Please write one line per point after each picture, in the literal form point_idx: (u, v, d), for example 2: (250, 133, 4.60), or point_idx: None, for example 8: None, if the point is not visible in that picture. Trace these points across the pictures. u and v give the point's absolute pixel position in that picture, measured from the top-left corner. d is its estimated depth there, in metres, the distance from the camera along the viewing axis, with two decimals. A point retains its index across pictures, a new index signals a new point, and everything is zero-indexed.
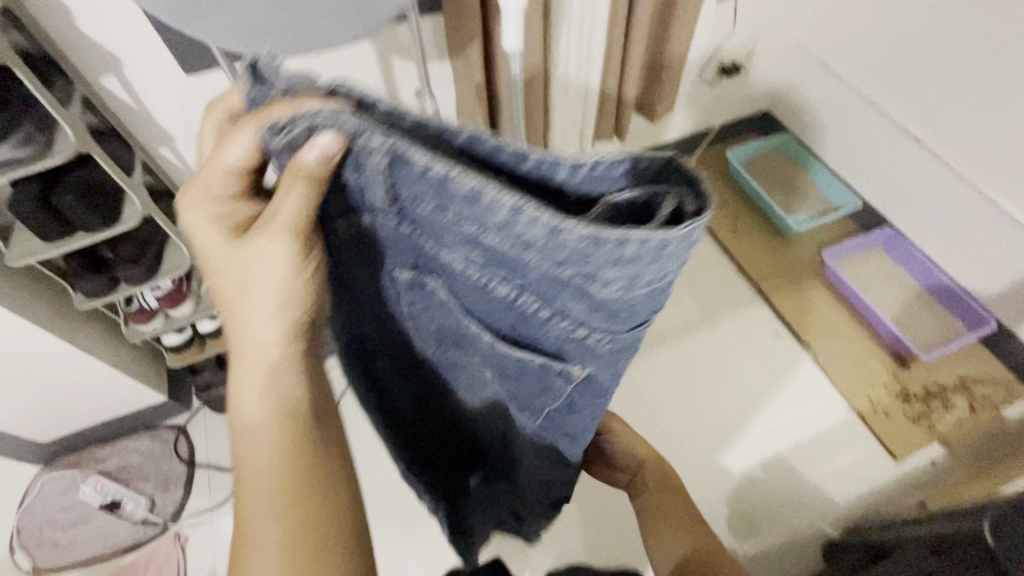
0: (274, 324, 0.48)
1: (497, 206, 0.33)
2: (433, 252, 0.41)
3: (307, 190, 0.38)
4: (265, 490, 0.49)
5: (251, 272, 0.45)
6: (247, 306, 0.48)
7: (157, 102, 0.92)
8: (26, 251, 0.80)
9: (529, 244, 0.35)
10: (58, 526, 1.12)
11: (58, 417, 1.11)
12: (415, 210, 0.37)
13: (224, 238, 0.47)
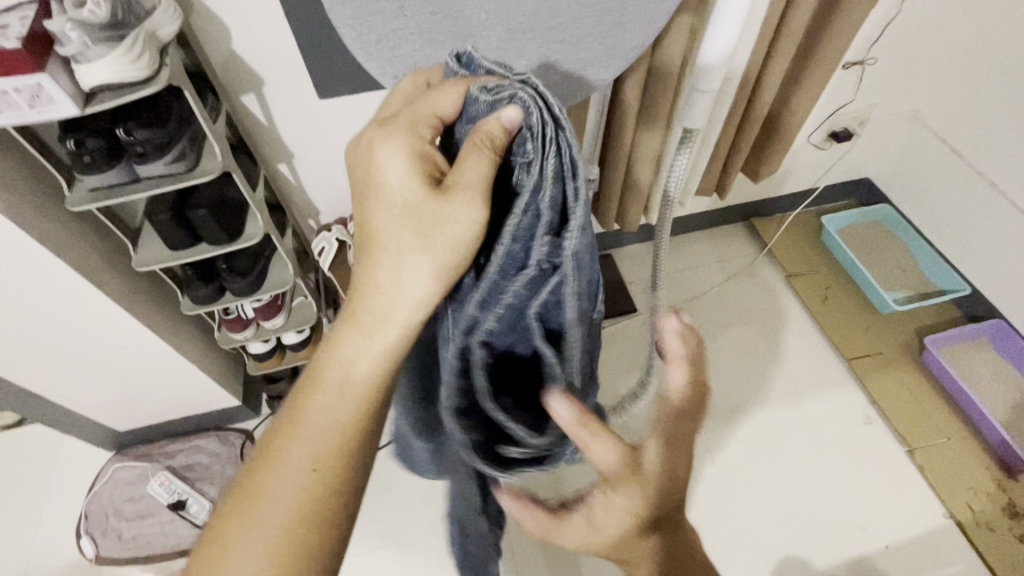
0: (429, 280, 0.45)
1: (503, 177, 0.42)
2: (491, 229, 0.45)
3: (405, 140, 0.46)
4: (304, 461, 0.46)
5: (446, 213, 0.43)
6: (413, 253, 0.46)
7: (288, 122, 0.93)
8: (152, 256, 0.81)
9: None
10: (124, 516, 1.10)
11: (140, 410, 1.12)
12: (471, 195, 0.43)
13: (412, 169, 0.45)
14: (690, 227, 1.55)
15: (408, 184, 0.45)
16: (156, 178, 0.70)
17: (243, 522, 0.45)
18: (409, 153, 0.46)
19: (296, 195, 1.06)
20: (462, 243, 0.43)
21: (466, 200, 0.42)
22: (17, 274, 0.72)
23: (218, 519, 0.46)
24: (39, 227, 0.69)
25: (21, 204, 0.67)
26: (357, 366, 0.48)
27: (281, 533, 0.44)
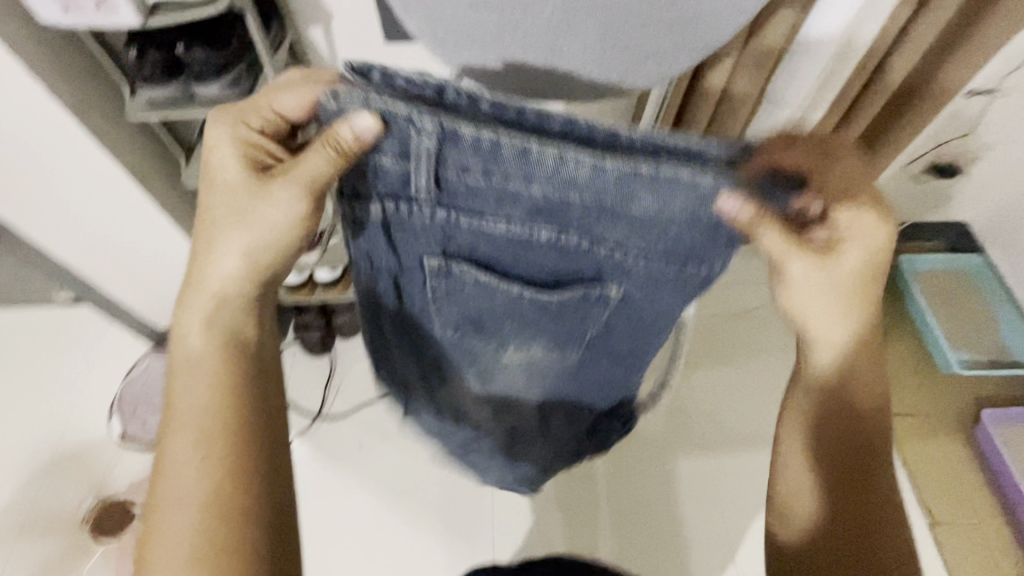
0: (237, 258, 0.53)
1: (509, 150, 0.43)
2: (496, 199, 0.48)
3: (327, 159, 0.45)
4: (192, 424, 0.50)
5: (247, 203, 0.51)
6: (219, 236, 0.52)
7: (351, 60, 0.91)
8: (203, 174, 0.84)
9: (528, 174, 0.45)
10: (151, 404, 1.18)
11: (177, 312, 1.18)
12: (453, 169, 0.45)
13: (241, 170, 0.51)
14: None
15: (235, 178, 0.51)
16: (212, 101, 0.70)
17: (155, 508, 0.49)
18: (273, 118, 0.52)
19: None
20: (284, 222, 0.52)
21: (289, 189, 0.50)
22: (75, 169, 0.76)
23: (144, 514, 0.49)
24: (102, 128, 0.73)
25: (89, 103, 0.71)
26: (192, 336, 0.53)
27: (197, 502, 0.48)
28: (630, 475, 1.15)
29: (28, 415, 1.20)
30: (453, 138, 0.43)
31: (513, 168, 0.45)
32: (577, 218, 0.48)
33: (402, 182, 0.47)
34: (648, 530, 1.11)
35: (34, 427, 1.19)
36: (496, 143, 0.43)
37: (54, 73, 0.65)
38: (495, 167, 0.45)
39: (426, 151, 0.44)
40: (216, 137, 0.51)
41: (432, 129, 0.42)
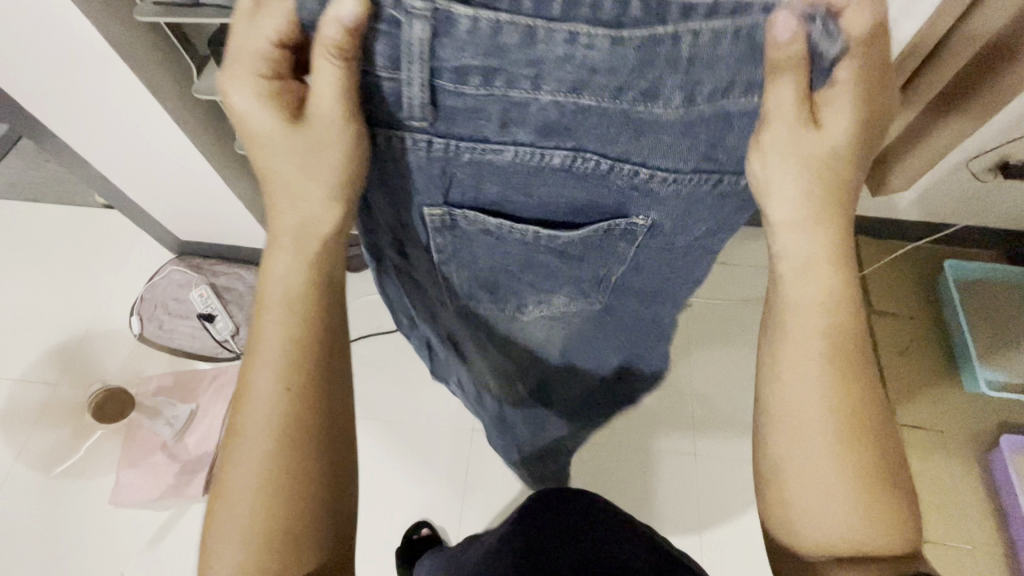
0: (322, 213, 0.48)
1: (547, 39, 0.37)
2: (511, 115, 0.41)
3: (339, 70, 0.39)
4: (263, 424, 0.46)
5: (305, 157, 0.45)
6: (295, 196, 0.48)
7: None
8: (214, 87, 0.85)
9: (565, 71, 0.38)
10: (168, 311, 1.25)
11: (196, 226, 1.24)
12: (467, 73, 0.39)
13: (277, 120, 0.44)
14: None
15: (278, 134, 0.44)
16: (219, 9, 0.71)
17: (217, 502, 0.47)
18: (284, 22, 0.41)
19: None
20: (346, 148, 0.44)
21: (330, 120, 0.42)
22: (89, 63, 0.78)
23: (211, 496, 0.47)
24: (116, 30, 0.75)
25: (103, 2, 0.72)
26: (268, 336, 0.47)
27: (258, 504, 0.45)
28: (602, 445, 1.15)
29: (59, 303, 1.30)
30: (447, 25, 0.36)
31: (524, 64, 0.38)
32: (599, 128, 0.42)
33: (397, 104, 0.41)
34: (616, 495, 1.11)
35: (62, 314, 1.29)
36: (495, 27, 0.36)
37: None
38: (513, 66, 0.38)
39: (418, 51, 0.37)
40: (239, 93, 0.44)
41: (426, 19, 0.36)
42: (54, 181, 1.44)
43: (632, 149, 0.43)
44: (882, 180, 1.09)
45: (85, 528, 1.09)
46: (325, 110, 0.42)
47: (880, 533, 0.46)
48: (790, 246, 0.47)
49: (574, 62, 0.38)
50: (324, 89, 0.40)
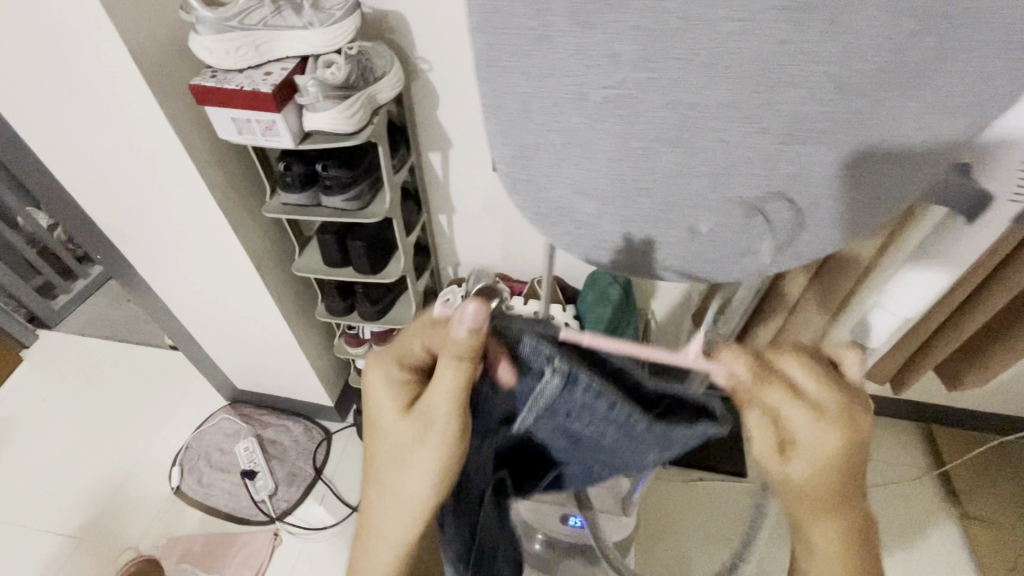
0: (408, 524, 0.44)
1: (624, 413, 0.42)
2: (577, 436, 0.47)
3: (452, 382, 0.41)
4: None
5: (382, 483, 0.44)
6: (380, 497, 0.44)
7: (460, 187, 1.02)
8: (309, 262, 0.94)
9: (631, 434, 0.44)
10: (212, 463, 1.26)
11: (261, 380, 1.28)
12: (557, 410, 0.44)
13: (392, 411, 0.44)
14: None
15: (392, 442, 0.44)
16: (336, 210, 0.80)
17: None
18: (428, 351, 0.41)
19: (446, 244, 1.14)
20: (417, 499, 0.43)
21: (391, 444, 0.44)
22: (212, 248, 0.90)
23: None
24: (240, 223, 0.85)
25: (236, 203, 0.84)
26: (385, 528, 0.44)
27: None
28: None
29: (107, 443, 1.31)
30: (571, 384, 0.41)
31: (608, 425, 0.44)
32: (585, 445, 0.48)
33: (499, 410, 0.47)
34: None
35: (103, 461, 1.28)
36: (608, 399, 0.41)
37: (219, 175, 0.80)
38: (587, 421, 0.44)
39: (543, 399, 0.42)
40: (372, 377, 0.45)
41: (561, 374, 0.41)
42: (135, 322, 1.57)
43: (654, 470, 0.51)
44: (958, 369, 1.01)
45: None
46: (393, 423, 0.44)
47: None
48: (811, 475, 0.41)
49: (643, 429, 0.43)
50: (392, 406, 0.44)
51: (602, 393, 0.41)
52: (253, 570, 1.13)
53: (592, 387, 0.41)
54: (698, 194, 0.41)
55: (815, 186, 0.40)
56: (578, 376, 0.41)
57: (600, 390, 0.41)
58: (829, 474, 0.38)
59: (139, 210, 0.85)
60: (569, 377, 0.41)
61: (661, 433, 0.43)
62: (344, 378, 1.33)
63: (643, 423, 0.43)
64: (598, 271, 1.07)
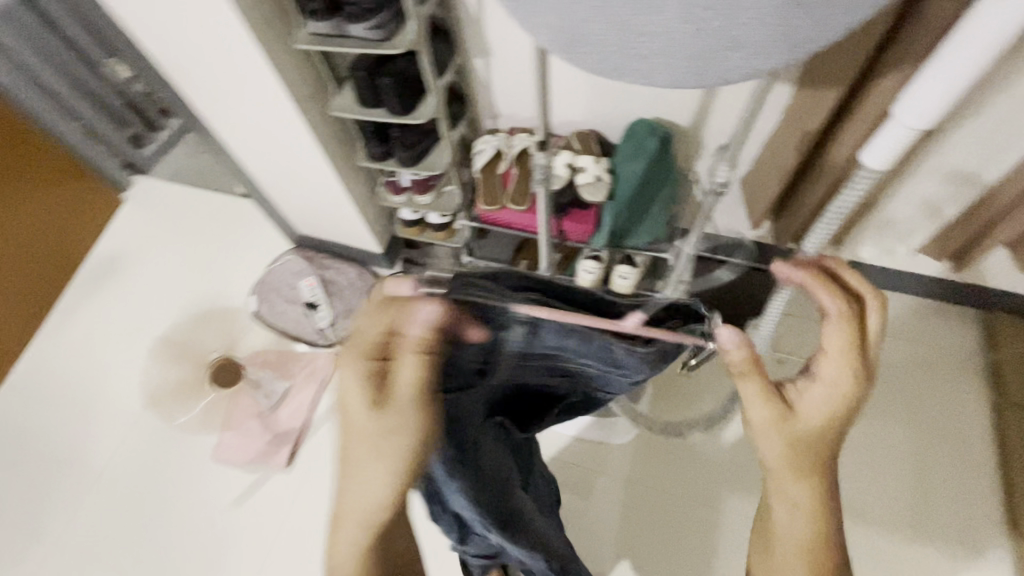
0: (388, 481, 0.55)
1: (570, 331, 0.61)
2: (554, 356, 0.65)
3: (418, 359, 0.53)
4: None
5: (361, 451, 0.55)
6: (365, 466, 0.55)
7: (495, 24, 0.96)
8: (344, 105, 0.97)
9: (586, 348, 0.63)
10: (281, 294, 1.41)
11: (317, 227, 1.40)
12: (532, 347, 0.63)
13: (364, 404, 0.54)
14: (892, 288, 1.24)
15: (368, 424, 0.54)
16: (361, 41, 0.80)
17: None
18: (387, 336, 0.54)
19: (483, 92, 1.11)
20: (406, 457, 0.54)
21: (407, 412, 0.54)
22: (253, 84, 0.94)
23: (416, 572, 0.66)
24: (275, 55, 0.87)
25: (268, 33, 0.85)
26: (375, 493, 0.56)
27: None
28: (642, 483, 1.12)
29: (195, 274, 1.52)
30: (537, 328, 0.61)
31: (573, 343, 0.62)
32: (584, 376, 0.69)
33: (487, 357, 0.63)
34: (643, 542, 1.08)
35: (195, 289, 1.49)
36: (568, 330, 0.61)
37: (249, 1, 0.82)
38: (562, 342, 0.63)
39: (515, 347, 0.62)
40: (345, 379, 0.54)
41: (525, 326, 0.60)
42: (210, 171, 1.71)
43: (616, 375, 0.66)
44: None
45: (187, 475, 1.25)
46: (405, 400, 0.54)
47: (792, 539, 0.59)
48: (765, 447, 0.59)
49: (595, 343, 0.62)
50: (407, 383, 0.53)
51: (554, 324, 0.61)
52: (319, 381, 1.33)
53: (545, 322, 0.60)
54: (680, 45, 0.44)
55: (771, 48, 0.43)
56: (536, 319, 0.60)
57: (552, 325, 0.61)
58: (820, 417, 0.58)
59: (184, 44, 0.90)
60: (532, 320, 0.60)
61: (608, 348, 0.62)
62: (391, 229, 1.41)
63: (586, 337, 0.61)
64: (636, 123, 1.01)
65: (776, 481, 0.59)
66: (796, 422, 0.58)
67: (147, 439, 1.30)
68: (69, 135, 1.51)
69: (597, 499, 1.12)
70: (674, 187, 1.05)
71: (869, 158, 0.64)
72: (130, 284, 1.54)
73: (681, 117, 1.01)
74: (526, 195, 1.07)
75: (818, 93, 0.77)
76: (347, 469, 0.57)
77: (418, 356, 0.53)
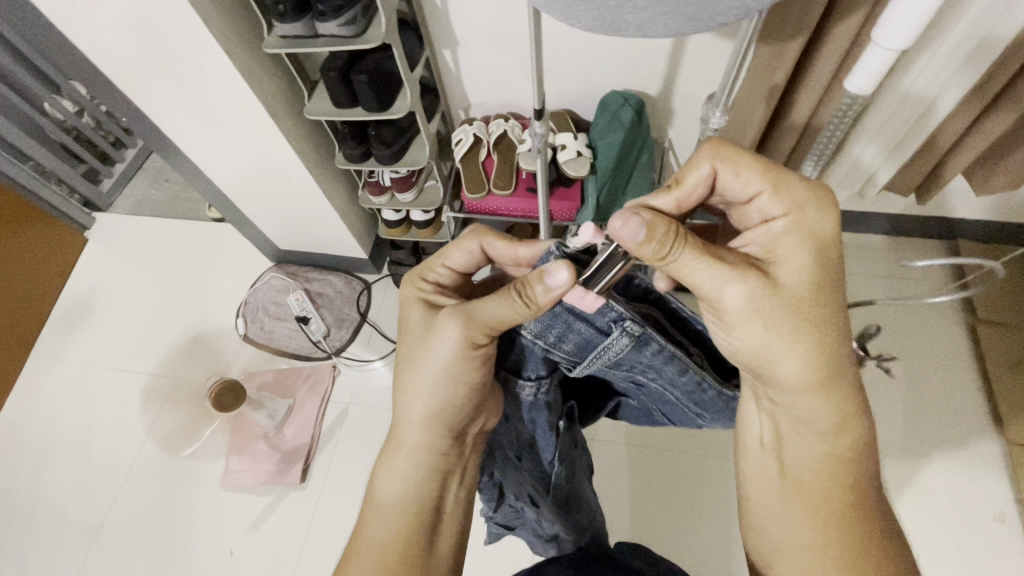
0: (425, 411, 0.57)
1: (660, 351, 0.52)
2: (636, 375, 0.57)
3: (506, 304, 0.51)
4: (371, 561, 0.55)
5: (413, 365, 0.58)
6: (411, 385, 0.58)
7: (461, 13, 0.97)
8: (319, 108, 0.96)
9: (667, 375, 0.55)
10: (268, 313, 1.39)
11: (298, 240, 1.37)
12: (620, 358, 0.54)
13: (428, 323, 0.58)
14: (861, 228, 1.32)
15: (426, 336, 0.58)
16: (331, 38, 0.80)
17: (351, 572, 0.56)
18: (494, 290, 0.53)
19: (454, 83, 1.12)
20: (453, 387, 0.56)
21: (459, 335, 0.54)
22: (221, 96, 0.93)
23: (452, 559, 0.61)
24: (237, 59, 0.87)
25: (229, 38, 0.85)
26: (412, 417, 0.58)
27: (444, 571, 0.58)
28: (649, 442, 1.15)
29: (175, 305, 1.47)
30: (646, 343, 0.51)
31: (657, 367, 0.54)
32: (657, 397, 0.61)
33: (578, 350, 0.55)
34: (657, 499, 1.10)
35: (179, 319, 1.45)
36: (676, 359, 0.52)
37: (210, 9, 0.81)
38: (649, 364, 0.54)
39: (612, 351, 0.53)
40: (410, 295, 0.61)
41: (632, 336, 0.51)
42: (178, 200, 1.66)
43: (694, 402, 0.58)
44: (994, 162, 0.99)
45: (196, 506, 1.22)
46: (476, 335, 0.54)
47: (814, 543, 0.54)
48: (800, 445, 0.55)
49: (679, 373, 0.54)
50: (489, 322, 0.53)
51: (645, 342, 0.51)
52: (320, 394, 1.31)
53: (637, 330, 0.50)
54: None
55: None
56: (635, 329, 0.50)
57: (656, 340, 0.51)
58: (804, 284, 0.51)
59: (145, 61, 0.88)
60: (634, 331, 0.50)
61: (694, 379, 0.54)
62: (373, 233, 1.40)
63: (677, 363, 0.53)
64: (609, 96, 1.03)
65: (790, 493, 0.56)
66: (782, 294, 0.50)
67: (151, 478, 1.26)
68: (20, 176, 1.44)
69: (610, 465, 1.13)
70: (651, 154, 1.07)
71: (851, 86, 0.58)
72: (107, 323, 1.48)
73: (651, 87, 1.04)
74: (510, 180, 1.08)
75: (781, 47, 0.80)
76: (411, 360, 0.58)
77: (519, 310, 0.50)
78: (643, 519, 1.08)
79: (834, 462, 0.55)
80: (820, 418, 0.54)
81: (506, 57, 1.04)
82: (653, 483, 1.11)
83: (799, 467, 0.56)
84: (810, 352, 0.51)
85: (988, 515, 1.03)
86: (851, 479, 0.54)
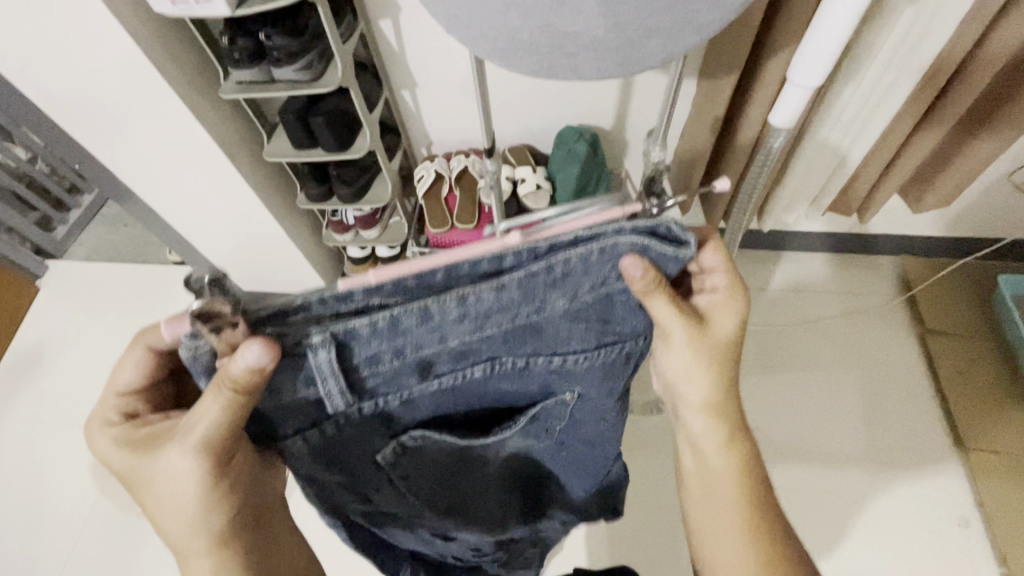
0: (195, 537, 0.49)
1: (408, 318, 0.46)
2: (434, 352, 0.49)
3: (221, 397, 0.43)
4: None
5: (146, 503, 0.49)
6: (159, 520, 0.49)
7: (417, 55, 1.00)
8: (279, 150, 0.97)
9: (455, 337, 0.48)
10: None
11: (259, 280, 1.35)
12: (383, 349, 0.47)
13: (129, 453, 0.49)
14: (812, 248, 1.38)
15: (135, 464, 0.49)
16: (288, 82, 0.82)
17: None
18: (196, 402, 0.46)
19: (414, 121, 1.14)
20: (192, 499, 0.48)
21: (184, 454, 0.47)
22: (174, 140, 0.93)
23: None
24: (193, 103, 0.88)
25: (182, 82, 0.86)
26: (182, 546, 0.49)
27: None
28: (624, 470, 1.15)
29: None
30: (352, 334, 0.46)
31: (422, 332, 0.47)
32: (509, 371, 0.54)
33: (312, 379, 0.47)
34: (632, 526, 1.09)
35: None
36: (423, 313, 0.46)
37: (163, 54, 0.82)
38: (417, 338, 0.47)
39: (330, 364, 0.46)
40: (97, 442, 0.51)
41: (327, 344, 0.45)
42: (137, 245, 1.62)
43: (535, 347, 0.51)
44: (928, 180, 1.06)
45: (154, 567, 1.15)
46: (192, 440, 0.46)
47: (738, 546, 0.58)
48: (713, 455, 0.61)
49: (463, 324, 0.47)
50: (203, 426, 0.46)
51: (378, 324, 0.46)
52: None
53: (360, 325, 0.45)
54: (594, 32, 0.42)
55: (685, 24, 0.43)
56: (350, 325, 0.45)
57: (380, 316, 0.46)
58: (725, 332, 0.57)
59: (97, 107, 0.88)
60: (342, 333, 0.45)
61: (498, 316, 0.48)
62: (339, 270, 1.39)
63: (461, 312, 0.47)
64: (566, 130, 1.07)
65: (710, 499, 0.61)
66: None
67: (104, 537, 1.18)
68: None
69: None
70: (609, 186, 1.11)
71: (775, 120, 0.61)
72: (59, 377, 1.41)
73: (603, 121, 1.09)
74: (472, 214, 1.10)
75: (715, 80, 0.85)
76: (153, 510, 0.49)
77: (230, 398, 0.43)
78: (621, 549, 1.08)
79: (741, 478, 0.60)
80: (721, 435, 0.60)
81: (462, 95, 1.07)
82: (631, 511, 1.10)
83: (713, 478, 0.61)
84: (708, 368, 0.58)
85: (951, 520, 1.06)
86: (756, 484, 0.60)
